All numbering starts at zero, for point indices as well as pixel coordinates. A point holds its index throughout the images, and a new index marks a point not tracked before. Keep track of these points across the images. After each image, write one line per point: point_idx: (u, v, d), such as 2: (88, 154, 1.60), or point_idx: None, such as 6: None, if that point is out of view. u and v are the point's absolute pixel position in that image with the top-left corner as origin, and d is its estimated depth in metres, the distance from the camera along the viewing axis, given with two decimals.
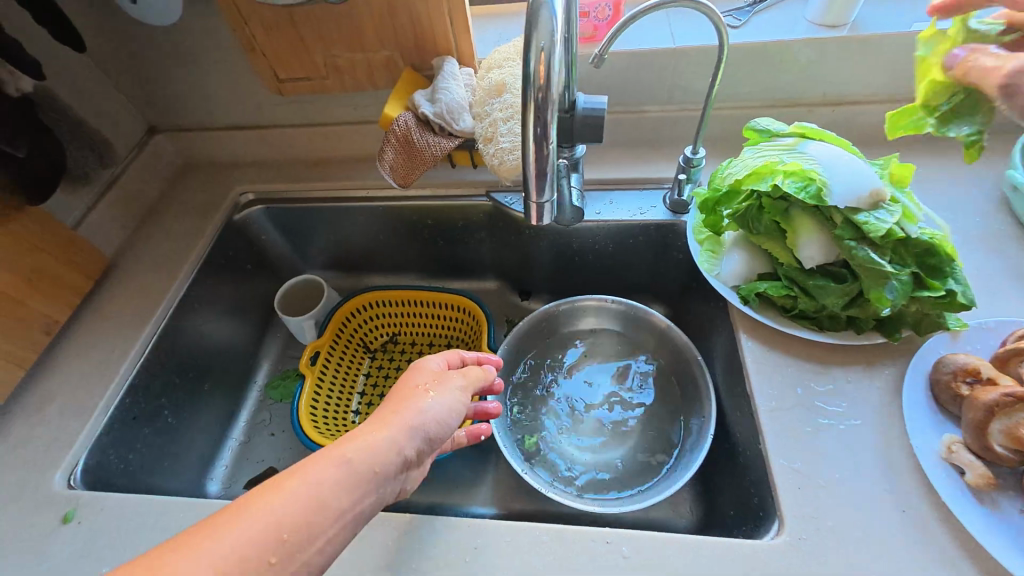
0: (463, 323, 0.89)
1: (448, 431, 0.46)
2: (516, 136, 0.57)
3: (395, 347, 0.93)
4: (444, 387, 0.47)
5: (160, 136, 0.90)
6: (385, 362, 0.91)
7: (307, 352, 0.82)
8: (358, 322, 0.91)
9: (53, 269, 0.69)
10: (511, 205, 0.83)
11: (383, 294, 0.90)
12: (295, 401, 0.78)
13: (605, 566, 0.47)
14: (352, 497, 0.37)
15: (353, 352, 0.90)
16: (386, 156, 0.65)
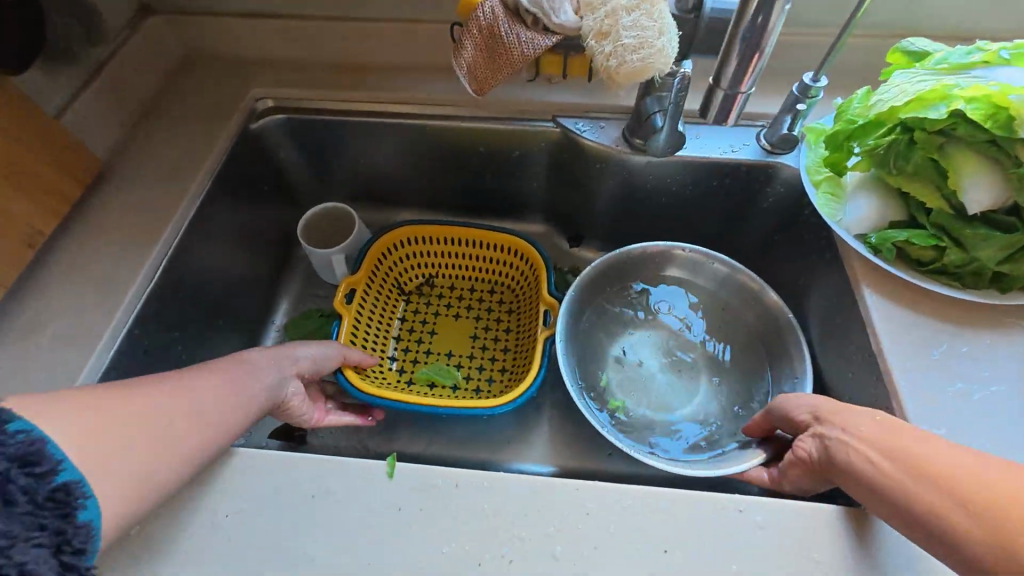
0: (516, 267, 0.80)
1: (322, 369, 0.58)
2: (644, 29, 0.46)
3: (432, 291, 0.83)
4: (309, 346, 0.57)
5: (157, 19, 0.75)
6: (422, 306, 0.82)
7: (343, 290, 0.72)
8: (394, 261, 0.81)
9: (33, 165, 0.56)
10: (584, 132, 0.72)
11: (424, 229, 0.79)
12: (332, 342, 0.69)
13: (739, 536, 0.41)
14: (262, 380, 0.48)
15: (388, 293, 0.80)
16: (462, 54, 0.54)
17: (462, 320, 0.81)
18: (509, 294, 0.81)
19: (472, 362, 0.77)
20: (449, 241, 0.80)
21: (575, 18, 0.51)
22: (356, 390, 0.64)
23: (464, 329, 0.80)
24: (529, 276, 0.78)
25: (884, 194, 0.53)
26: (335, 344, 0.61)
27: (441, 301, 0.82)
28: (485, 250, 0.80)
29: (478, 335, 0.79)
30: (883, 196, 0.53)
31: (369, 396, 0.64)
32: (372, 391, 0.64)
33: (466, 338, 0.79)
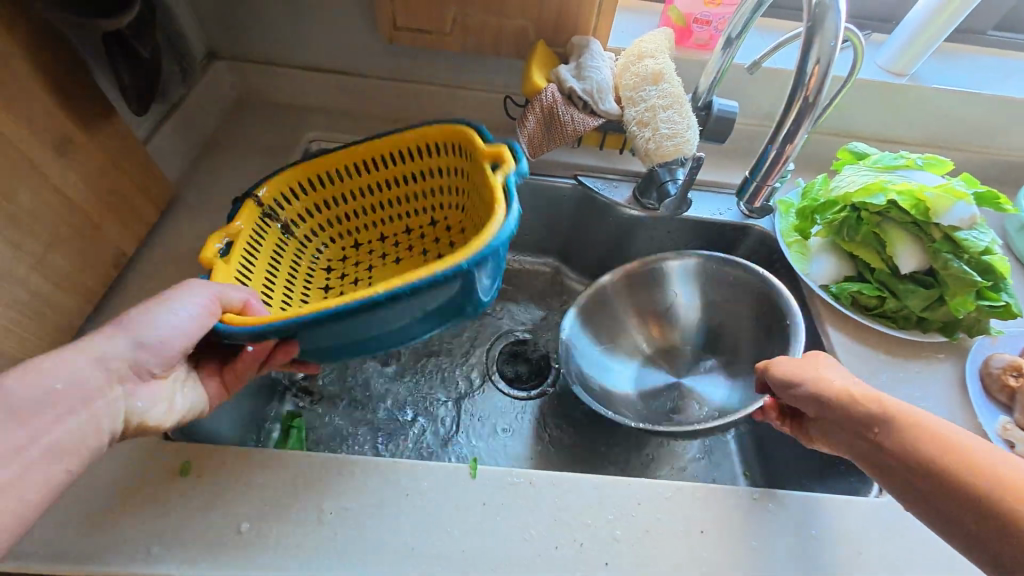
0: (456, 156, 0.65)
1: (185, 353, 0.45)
2: (676, 124, 0.61)
3: (366, 247, 0.72)
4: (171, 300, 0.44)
5: (222, 63, 0.80)
6: (358, 260, 0.71)
7: (212, 242, 0.56)
8: (284, 229, 0.66)
9: (127, 192, 0.59)
10: (601, 190, 0.83)
11: (285, 176, 0.65)
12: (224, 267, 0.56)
13: (759, 519, 0.52)
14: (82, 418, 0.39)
15: (302, 268, 0.68)
16: (526, 124, 0.67)
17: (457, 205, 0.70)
18: (468, 199, 0.67)
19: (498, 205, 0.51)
20: (324, 173, 0.67)
21: (617, 107, 0.66)
22: (248, 326, 0.45)
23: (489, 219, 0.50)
24: (465, 158, 0.64)
25: (838, 255, 0.70)
26: (207, 289, 0.46)
27: (398, 237, 0.73)
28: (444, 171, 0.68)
29: (471, 188, 0.65)
30: (838, 257, 0.70)
31: (260, 324, 0.45)
32: (257, 321, 0.45)
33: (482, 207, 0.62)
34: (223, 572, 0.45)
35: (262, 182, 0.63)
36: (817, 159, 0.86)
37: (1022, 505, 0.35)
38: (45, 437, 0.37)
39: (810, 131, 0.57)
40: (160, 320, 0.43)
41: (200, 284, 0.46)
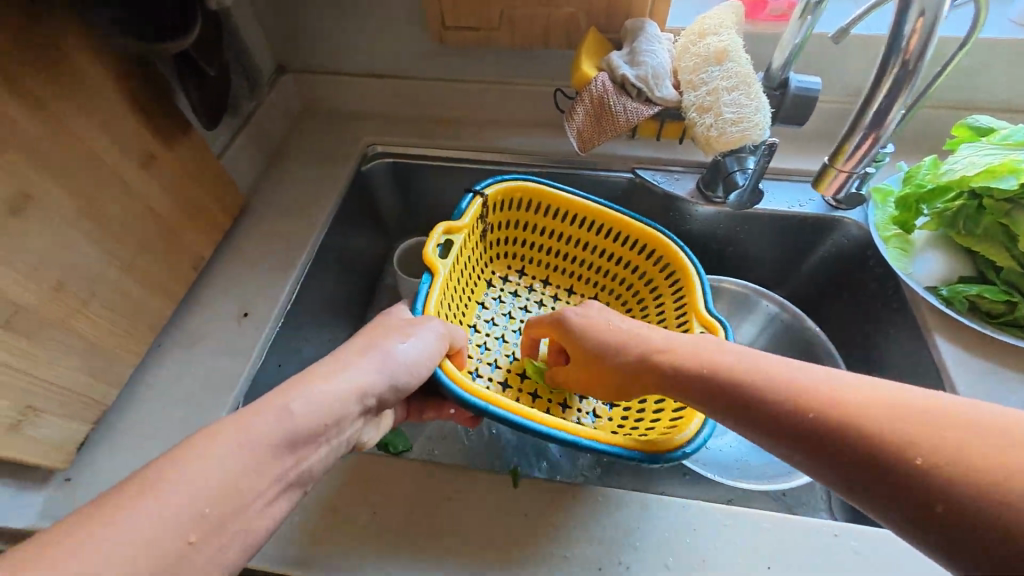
0: (650, 263, 0.73)
1: (413, 380, 0.49)
2: (743, 107, 0.54)
3: (537, 267, 0.80)
4: (411, 339, 0.50)
5: (289, 76, 0.85)
6: (526, 283, 0.79)
7: (433, 240, 0.64)
8: (487, 232, 0.74)
9: (202, 201, 0.65)
10: (660, 183, 0.78)
11: (506, 190, 0.72)
12: (427, 284, 0.61)
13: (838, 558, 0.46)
14: (306, 446, 0.39)
15: (479, 270, 0.76)
16: (574, 117, 0.63)
17: (629, 276, 0.76)
18: (649, 297, 0.74)
19: None
20: (540, 203, 0.74)
21: (674, 93, 0.61)
22: (459, 390, 0.53)
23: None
24: (665, 275, 0.71)
25: (948, 252, 0.61)
26: (430, 331, 0.52)
27: (568, 274, 0.79)
28: (628, 265, 0.76)
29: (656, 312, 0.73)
30: (948, 254, 0.61)
31: (477, 400, 0.52)
32: (474, 390, 0.53)
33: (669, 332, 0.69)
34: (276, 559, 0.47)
35: (493, 184, 0.71)
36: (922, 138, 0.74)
37: (915, 438, 0.30)
38: (296, 463, 0.39)
39: (907, 107, 0.49)
40: (398, 355, 0.48)
41: (435, 323, 0.54)
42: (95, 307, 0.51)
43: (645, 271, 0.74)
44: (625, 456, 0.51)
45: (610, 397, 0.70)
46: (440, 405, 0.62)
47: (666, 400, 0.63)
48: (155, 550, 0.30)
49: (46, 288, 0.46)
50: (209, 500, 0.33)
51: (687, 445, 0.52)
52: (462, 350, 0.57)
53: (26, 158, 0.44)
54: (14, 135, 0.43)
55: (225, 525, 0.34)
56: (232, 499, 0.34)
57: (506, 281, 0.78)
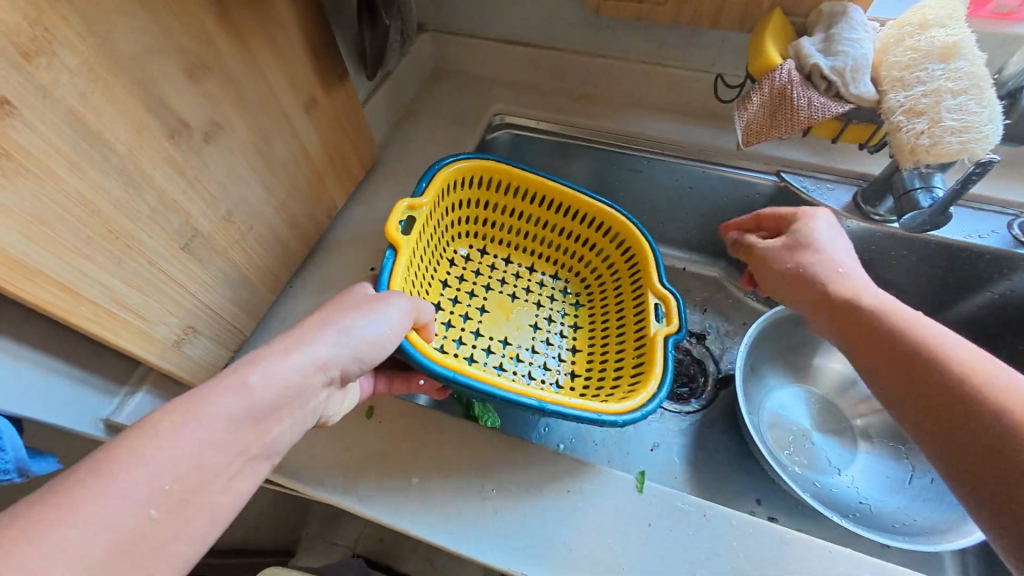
0: (616, 247, 0.71)
1: (382, 353, 0.44)
2: (971, 114, 0.46)
3: (498, 247, 0.76)
4: (372, 315, 0.44)
5: (427, 34, 0.84)
6: (488, 260, 0.75)
7: (397, 214, 0.59)
8: (447, 209, 0.69)
9: (345, 152, 0.65)
10: (810, 191, 0.71)
11: (471, 168, 0.68)
12: (392, 260, 0.57)
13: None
14: (264, 423, 0.34)
15: (441, 245, 0.71)
16: (747, 106, 0.57)
17: (589, 254, 0.74)
18: (611, 283, 0.72)
19: (656, 363, 0.57)
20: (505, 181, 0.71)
21: (875, 91, 0.53)
22: (429, 362, 0.50)
23: (630, 356, 0.64)
24: (628, 260, 0.70)
25: None
26: (397, 305, 0.47)
27: (526, 252, 0.77)
28: (584, 242, 0.74)
29: (616, 296, 0.71)
30: None
31: (444, 370, 0.50)
32: (439, 360, 0.50)
33: (625, 309, 0.69)
34: (394, 515, 0.48)
35: (465, 158, 0.68)
36: None
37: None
38: (268, 435, 0.34)
39: None
40: (364, 330, 0.42)
41: (398, 298, 0.48)
42: (250, 241, 0.53)
43: (609, 254, 0.72)
44: (588, 422, 0.51)
45: (573, 370, 0.69)
46: (410, 376, 0.56)
47: (625, 367, 0.63)
48: (133, 530, 0.27)
49: (220, 216, 0.48)
50: (172, 481, 0.29)
51: (644, 407, 0.53)
52: (430, 324, 0.53)
53: (222, 86, 0.45)
54: (217, 63, 0.44)
55: (192, 503, 0.30)
56: (191, 482, 0.30)
57: (462, 261, 0.74)
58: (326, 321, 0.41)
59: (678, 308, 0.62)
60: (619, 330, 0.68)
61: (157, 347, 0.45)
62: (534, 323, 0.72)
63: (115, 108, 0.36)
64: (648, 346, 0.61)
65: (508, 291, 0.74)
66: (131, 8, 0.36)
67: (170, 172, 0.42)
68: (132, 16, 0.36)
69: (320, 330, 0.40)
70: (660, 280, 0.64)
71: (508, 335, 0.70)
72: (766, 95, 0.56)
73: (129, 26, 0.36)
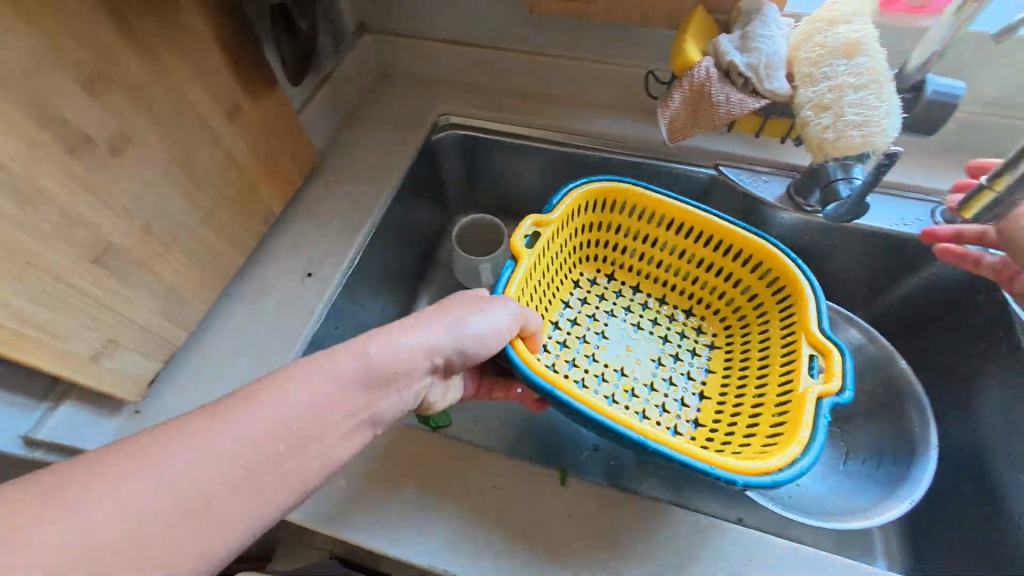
0: (760, 279, 0.67)
1: (485, 352, 0.47)
2: (869, 109, 0.48)
3: (629, 273, 0.76)
4: (481, 313, 0.47)
5: (370, 36, 0.84)
6: (615, 286, 0.75)
7: (523, 229, 0.61)
8: (572, 232, 0.71)
9: (280, 159, 0.65)
10: (745, 182, 0.73)
11: (597, 191, 0.68)
12: (501, 270, 0.59)
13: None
14: (372, 396, 0.37)
15: (565, 267, 0.73)
16: (669, 103, 0.58)
17: (733, 294, 0.71)
18: (756, 321, 0.68)
19: (800, 427, 0.52)
20: (598, 199, 0.69)
21: (788, 86, 0.54)
22: (526, 367, 0.51)
23: (770, 410, 0.60)
24: (774, 293, 0.66)
25: None
26: (513, 311, 0.49)
27: (663, 283, 0.75)
28: (728, 279, 0.70)
29: (759, 335, 0.68)
30: None
31: (545, 382, 0.51)
32: (535, 368, 0.52)
33: (770, 351, 0.65)
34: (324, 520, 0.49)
35: (586, 183, 0.67)
36: None
37: None
38: (378, 404, 0.38)
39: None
40: (473, 327, 0.45)
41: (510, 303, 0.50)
42: (175, 252, 0.52)
43: (753, 289, 0.68)
44: (699, 472, 0.48)
45: (697, 416, 0.66)
46: (507, 385, 0.62)
47: (763, 420, 0.60)
48: (240, 472, 0.30)
49: (136, 229, 0.48)
50: (284, 433, 0.32)
51: (775, 473, 0.48)
52: (537, 332, 0.55)
53: (128, 99, 0.44)
54: (120, 75, 0.43)
55: (299, 452, 0.33)
56: (308, 435, 0.33)
57: (602, 289, 0.75)
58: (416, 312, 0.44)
59: (841, 364, 0.56)
60: (759, 374, 0.65)
61: (74, 362, 0.45)
62: (657, 358, 0.70)
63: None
64: (792, 406, 0.56)
65: (614, 313, 0.73)
66: (15, 26, 0.35)
67: (72, 187, 0.41)
68: (16, 32, 0.36)
69: (416, 319, 0.43)
70: (818, 330, 0.59)
71: (627, 368, 0.69)
72: (684, 93, 0.57)
73: (13, 43, 0.35)
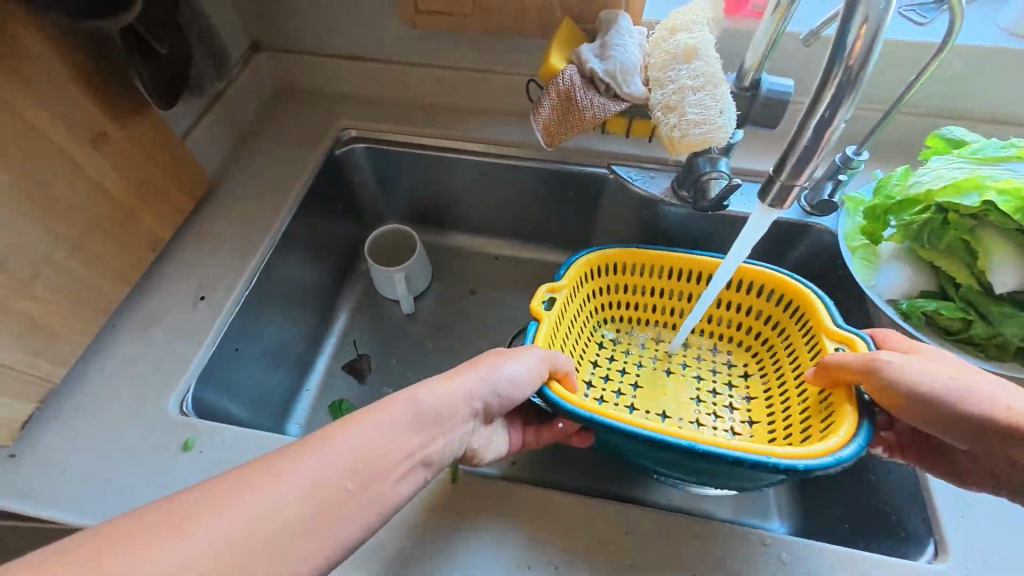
0: (783, 310, 0.64)
1: (520, 395, 0.48)
2: (707, 109, 0.53)
3: (648, 324, 0.72)
4: (513, 359, 0.48)
5: (264, 54, 0.84)
6: (635, 341, 0.70)
7: (539, 297, 0.60)
8: (588, 292, 0.68)
9: (162, 183, 0.63)
10: (635, 180, 0.77)
11: (604, 257, 0.67)
12: (529, 337, 0.57)
13: (753, 560, 0.48)
14: (422, 439, 0.39)
15: (587, 329, 0.69)
16: (541, 110, 0.62)
17: (756, 325, 0.67)
18: (781, 345, 0.65)
19: (847, 415, 0.49)
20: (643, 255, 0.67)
21: (643, 90, 0.59)
22: (564, 402, 0.50)
23: (814, 403, 0.56)
24: (788, 309, 0.63)
25: (914, 265, 0.59)
26: (536, 355, 0.50)
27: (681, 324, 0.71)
28: (736, 307, 0.68)
29: (785, 356, 0.64)
30: (914, 268, 0.59)
31: (583, 411, 0.50)
32: (585, 404, 0.50)
33: (799, 360, 0.61)
34: None
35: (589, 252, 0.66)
36: (916, 147, 0.71)
37: None
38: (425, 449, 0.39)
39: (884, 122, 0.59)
40: (509, 375, 0.47)
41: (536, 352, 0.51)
42: (39, 287, 0.51)
43: (773, 316, 0.65)
44: (761, 466, 0.45)
45: (750, 437, 0.61)
46: (549, 423, 0.57)
47: (811, 420, 0.56)
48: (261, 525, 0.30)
49: None
50: (347, 473, 0.34)
51: (836, 451, 0.46)
52: (570, 373, 0.53)
53: None
54: None
55: (359, 497, 0.34)
56: (361, 477, 0.35)
57: (625, 351, 0.70)
58: (467, 364, 0.47)
59: (869, 351, 0.53)
60: (797, 387, 0.60)
61: None
62: (697, 396, 0.65)
63: None
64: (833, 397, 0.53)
65: (663, 367, 0.68)
66: None
67: None
68: None
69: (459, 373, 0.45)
70: (834, 324, 0.57)
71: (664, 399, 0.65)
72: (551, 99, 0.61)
73: None
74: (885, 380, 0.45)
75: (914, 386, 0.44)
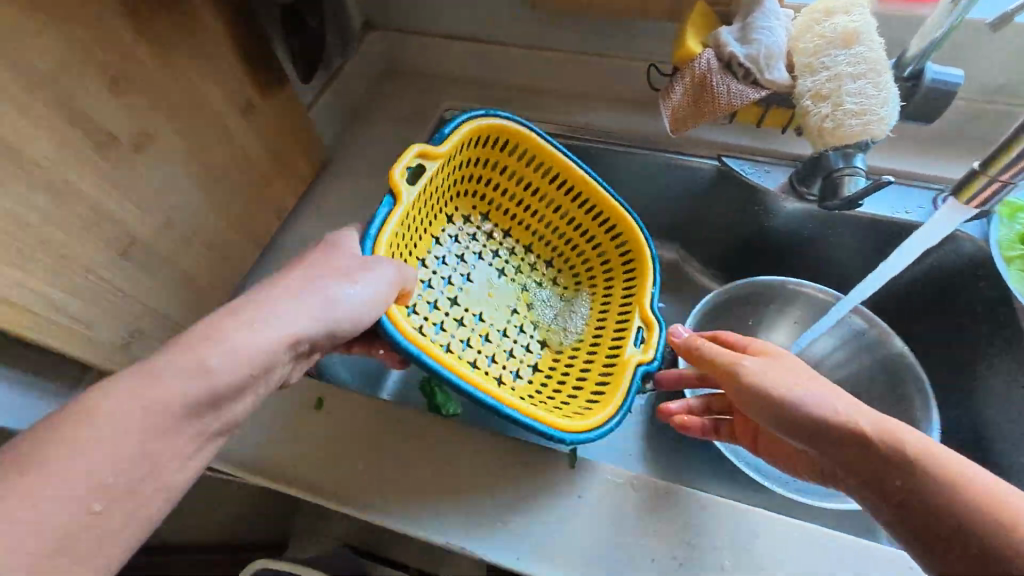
0: (610, 240, 0.69)
1: (345, 325, 0.45)
2: (867, 99, 0.50)
3: (499, 215, 0.72)
4: (356, 283, 0.46)
5: (376, 33, 0.85)
6: (484, 228, 0.72)
7: (407, 157, 0.56)
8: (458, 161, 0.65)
9: (291, 154, 0.66)
10: (749, 173, 0.74)
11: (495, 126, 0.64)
12: (376, 222, 0.53)
13: (817, 555, 0.48)
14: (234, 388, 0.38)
15: (438, 203, 0.66)
16: (671, 96, 0.60)
17: (582, 245, 0.72)
18: (600, 267, 0.72)
19: (617, 390, 0.57)
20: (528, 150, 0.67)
21: (787, 76, 0.56)
22: (398, 334, 0.48)
23: (598, 367, 0.63)
24: (623, 259, 0.69)
25: None
26: (378, 277, 0.47)
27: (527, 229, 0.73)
28: (574, 225, 0.71)
29: (601, 312, 0.69)
30: None
31: (412, 347, 0.48)
32: (410, 335, 0.49)
33: (609, 312, 0.68)
34: (342, 498, 0.52)
35: (466, 120, 0.61)
36: None
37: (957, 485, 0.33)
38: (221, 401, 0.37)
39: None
40: (338, 293, 0.45)
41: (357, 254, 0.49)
42: (193, 246, 0.54)
43: (602, 245, 0.70)
44: (540, 434, 0.50)
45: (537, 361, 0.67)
46: (371, 342, 0.56)
47: (588, 379, 0.63)
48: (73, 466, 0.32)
49: (156, 223, 0.50)
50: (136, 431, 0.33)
51: (597, 429, 0.53)
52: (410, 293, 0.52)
53: (147, 99, 0.46)
54: (139, 75, 0.45)
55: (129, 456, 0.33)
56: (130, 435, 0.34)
57: (439, 218, 0.67)
58: (263, 289, 0.44)
59: (657, 337, 0.61)
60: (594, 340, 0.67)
61: (103, 350, 0.47)
62: (512, 305, 0.69)
63: (36, 125, 0.38)
64: (617, 368, 0.60)
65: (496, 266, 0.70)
66: (46, 30, 0.38)
67: (100, 183, 0.44)
68: (44, 35, 0.38)
69: (328, 284, 0.45)
70: (648, 308, 0.63)
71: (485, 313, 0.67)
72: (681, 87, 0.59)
73: (45, 47, 0.38)
74: (731, 377, 0.45)
75: (752, 381, 0.43)
